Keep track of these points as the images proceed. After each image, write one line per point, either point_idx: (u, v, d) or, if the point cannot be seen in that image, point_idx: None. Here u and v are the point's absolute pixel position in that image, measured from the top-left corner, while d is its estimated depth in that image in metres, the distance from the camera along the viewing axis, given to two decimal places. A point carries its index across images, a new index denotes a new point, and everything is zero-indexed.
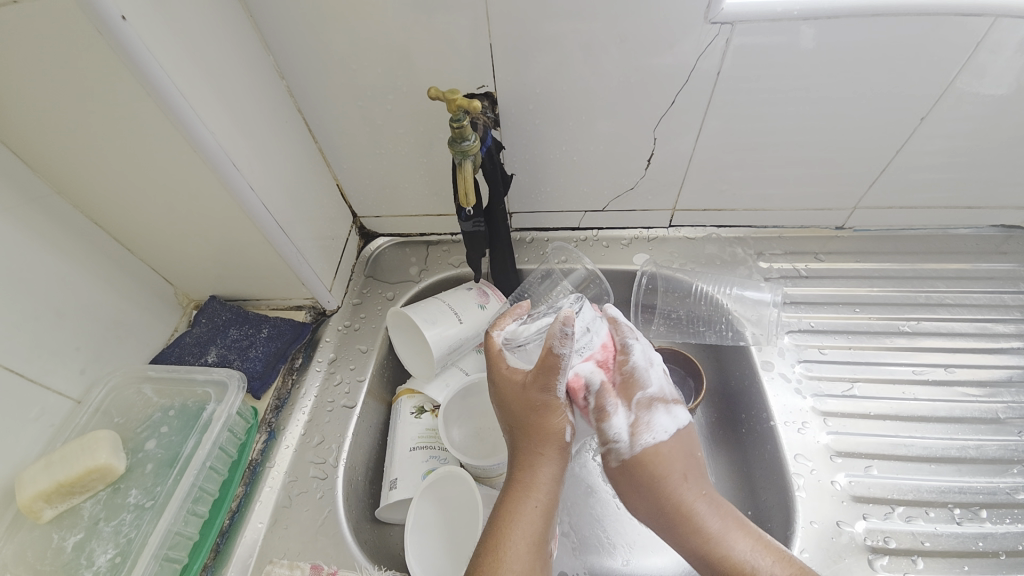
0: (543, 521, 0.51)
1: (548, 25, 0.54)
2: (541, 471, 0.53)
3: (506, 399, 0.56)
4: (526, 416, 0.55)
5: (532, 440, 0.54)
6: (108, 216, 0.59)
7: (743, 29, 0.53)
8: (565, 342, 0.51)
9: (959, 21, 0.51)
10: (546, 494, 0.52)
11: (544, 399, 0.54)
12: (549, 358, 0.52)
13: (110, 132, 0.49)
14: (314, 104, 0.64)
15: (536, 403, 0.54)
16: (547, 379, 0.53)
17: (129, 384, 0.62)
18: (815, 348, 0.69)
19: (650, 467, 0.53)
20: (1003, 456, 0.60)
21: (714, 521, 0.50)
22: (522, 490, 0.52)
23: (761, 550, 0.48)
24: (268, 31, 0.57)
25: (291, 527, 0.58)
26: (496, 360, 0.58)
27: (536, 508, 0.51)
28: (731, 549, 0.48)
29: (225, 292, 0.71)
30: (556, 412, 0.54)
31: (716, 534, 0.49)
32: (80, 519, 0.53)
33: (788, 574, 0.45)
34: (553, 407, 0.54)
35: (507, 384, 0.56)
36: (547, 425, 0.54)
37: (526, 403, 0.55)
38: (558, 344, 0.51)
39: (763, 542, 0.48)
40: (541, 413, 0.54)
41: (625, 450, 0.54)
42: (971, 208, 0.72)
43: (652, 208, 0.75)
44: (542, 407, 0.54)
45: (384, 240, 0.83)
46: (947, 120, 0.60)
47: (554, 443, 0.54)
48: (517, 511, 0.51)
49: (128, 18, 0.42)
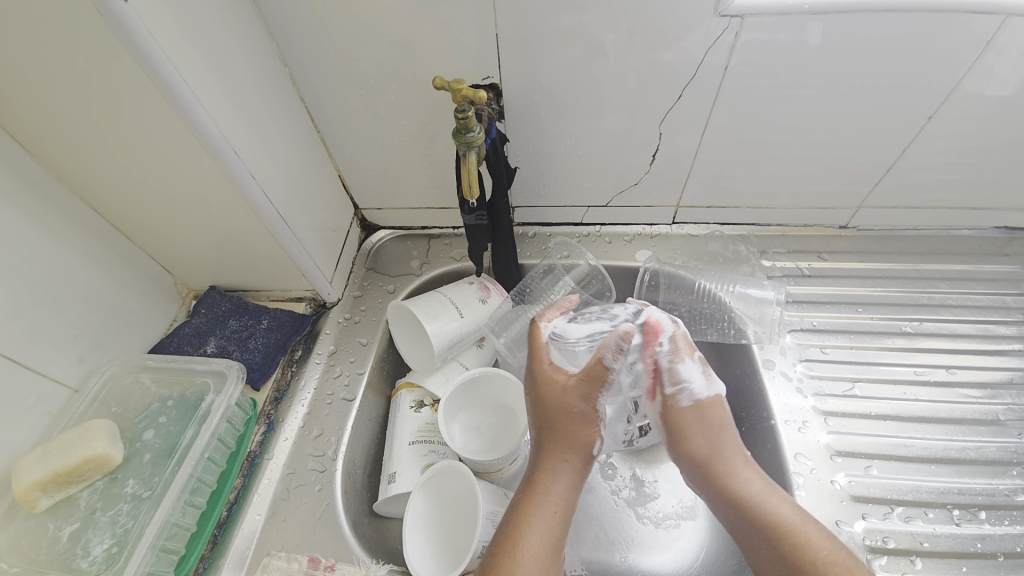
0: (560, 523, 0.52)
1: (555, 16, 0.53)
2: (562, 475, 0.54)
3: (542, 396, 0.57)
4: (557, 418, 0.56)
5: (558, 444, 0.56)
6: (108, 203, 0.58)
7: (752, 23, 0.52)
8: (617, 356, 0.54)
9: (971, 17, 0.51)
10: (564, 500, 0.53)
11: (582, 408, 0.55)
12: (598, 367, 0.54)
13: (112, 118, 0.48)
14: (317, 93, 0.63)
15: (574, 410, 0.55)
16: (590, 389, 0.55)
17: (127, 374, 0.61)
18: (816, 347, 0.69)
19: (713, 415, 0.57)
20: (1002, 458, 0.60)
21: (757, 483, 0.54)
22: (540, 491, 0.53)
23: (798, 512, 0.51)
24: (270, 17, 0.56)
25: (289, 519, 0.57)
26: (538, 351, 0.59)
27: (553, 512, 0.52)
28: (774, 508, 0.51)
29: (225, 282, 0.71)
30: (590, 423, 0.56)
31: (760, 492, 0.53)
32: (77, 508, 0.53)
33: (824, 536, 0.49)
34: (587, 418, 0.56)
35: (545, 383, 0.57)
36: (577, 433, 0.56)
37: (562, 407, 0.56)
38: (611, 356, 0.54)
39: (799, 508, 0.52)
40: (576, 420, 0.55)
41: (699, 391, 0.57)
42: (976, 208, 0.71)
43: (656, 204, 0.75)
44: (577, 414, 0.55)
45: (385, 232, 0.82)
46: (955, 119, 0.60)
47: (578, 451, 0.56)
48: (535, 512, 0.52)
49: (130, 0, 0.41)
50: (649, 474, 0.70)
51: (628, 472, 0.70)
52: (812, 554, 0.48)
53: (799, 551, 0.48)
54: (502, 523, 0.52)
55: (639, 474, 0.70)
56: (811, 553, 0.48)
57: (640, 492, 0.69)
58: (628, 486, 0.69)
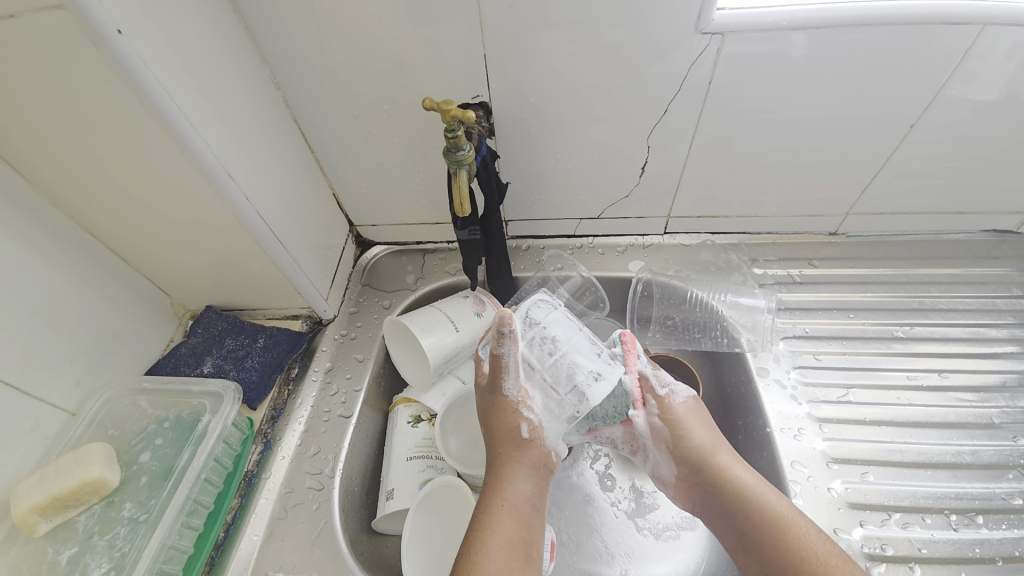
0: (513, 518, 0.51)
1: (540, 35, 0.54)
2: (508, 471, 0.55)
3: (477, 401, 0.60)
4: (486, 417, 0.58)
5: (493, 441, 0.56)
6: (105, 228, 0.59)
7: (734, 39, 0.53)
8: (501, 340, 0.53)
9: (946, 29, 0.52)
10: (514, 496, 0.53)
11: (496, 400, 0.57)
12: (495, 357, 0.55)
13: (108, 145, 0.49)
14: (310, 115, 0.64)
15: (493, 404, 0.57)
16: (497, 379, 0.56)
17: (124, 397, 0.62)
18: (810, 354, 0.69)
19: (697, 409, 0.61)
20: (998, 461, 0.61)
21: (751, 477, 0.55)
22: (492, 492, 0.53)
23: (790, 505, 0.52)
24: (263, 42, 0.57)
25: (286, 539, 0.57)
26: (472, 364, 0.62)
27: (506, 509, 0.52)
28: (769, 500, 0.52)
29: (221, 302, 0.71)
30: (510, 410, 0.56)
31: (757, 485, 0.54)
32: (74, 533, 0.52)
33: (815, 528, 0.50)
34: (504, 406, 0.56)
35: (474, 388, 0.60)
36: (507, 426, 0.56)
37: (486, 404, 0.58)
38: (496, 344, 0.54)
39: (792, 503, 0.53)
40: (497, 414, 0.57)
41: (682, 390, 0.61)
42: (963, 213, 0.72)
43: (647, 215, 0.75)
44: (495, 406, 0.57)
45: (380, 248, 0.83)
46: (936, 125, 0.61)
47: (512, 443, 0.56)
48: (489, 514, 0.51)
49: (124, 32, 0.42)
50: (649, 485, 0.70)
51: (626, 483, 0.70)
52: (807, 543, 0.49)
53: (798, 542, 0.49)
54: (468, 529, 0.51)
55: (638, 485, 0.70)
56: (808, 545, 0.49)
57: (640, 503, 0.69)
58: (627, 497, 0.69)
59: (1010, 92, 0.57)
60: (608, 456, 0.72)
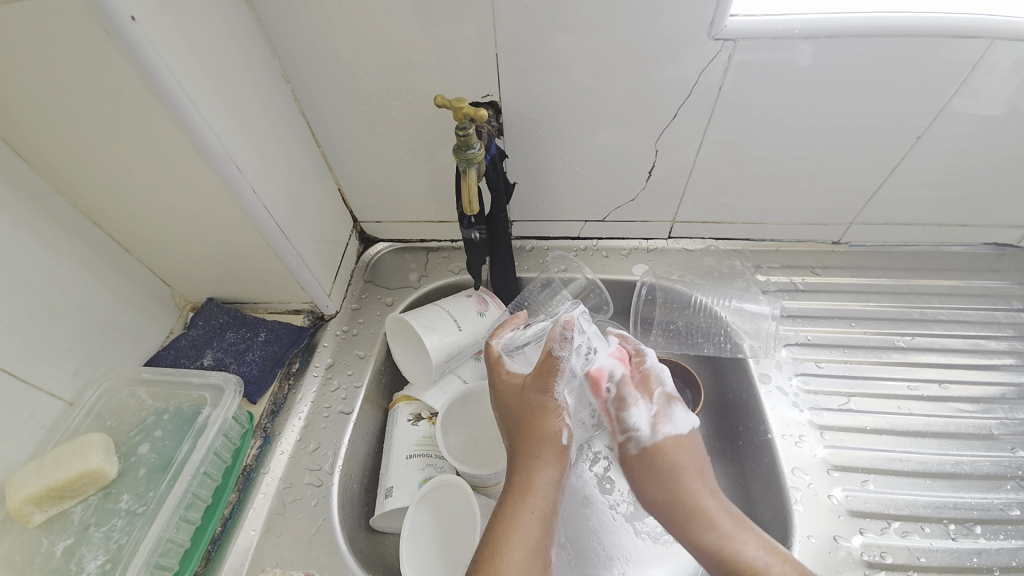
0: (539, 525, 0.51)
1: (553, 36, 0.54)
2: (541, 475, 0.54)
3: (508, 401, 0.58)
4: (522, 418, 0.56)
5: (528, 443, 0.55)
6: (109, 216, 0.59)
7: (745, 46, 0.54)
8: (564, 344, 0.55)
9: (955, 41, 0.52)
10: (546, 500, 0.52)
11: (540, 400, 0.56)
12: (548, 360, 0.55)
13: (116, 133, 0.49)
14: (319, 109, 0.64)
15: (532, 404, 0.56)
16: (546, 380, 0.56)
17: (123, 387, 0.61)
18: (812, 361, 0.69)
19: (663, 457, 0.55)
20: (996, 472, 0.61)
21: (724, 520, 0.51)
22: (520, 496, 0.52)
23: (770, 551, 0.48)
24: (274, 35, 0.57)
25: (284, 535, 0.57)
26: (496, 365, 0.60)
27: (532, 514, 0.51)
28: (740, 549, 0.49)
29: (223, 294, 0.71)
30: (553, 414, 0.55)
31: (724, 535, 0.50)
32: (70, 524, 0.52)
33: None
34: (548, 409, 0.55)
35: (506, 387, 0.59)
36: (543, 428, 0.55)
37: (524, 404, 0.56)
38: (558, 346, 0.55)
39: (770, 544, 0.49)
40: (536, 415, 0.55)
41: (646, 437, 0.56)
42: (965, 225, 0.73)
43: (652, 219, 0.76)
44: (535, 407, 0.55)
45: (384, 245, 0.83)
46: (942, 137, 0.61)
47: (550, 446, 0.55)
48: (516, 518, 0.50)
49: (138, 19, 0.42)
50: None
51: (625, 486, 0.70)
52: None
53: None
54: (487, 531, 0.50)
55: None
56: None
57: (638, 506, 0.68)
58: (626, 500, 0.69)
59: (1016, 106, 0.58)
60: (608, 458, 0.72)
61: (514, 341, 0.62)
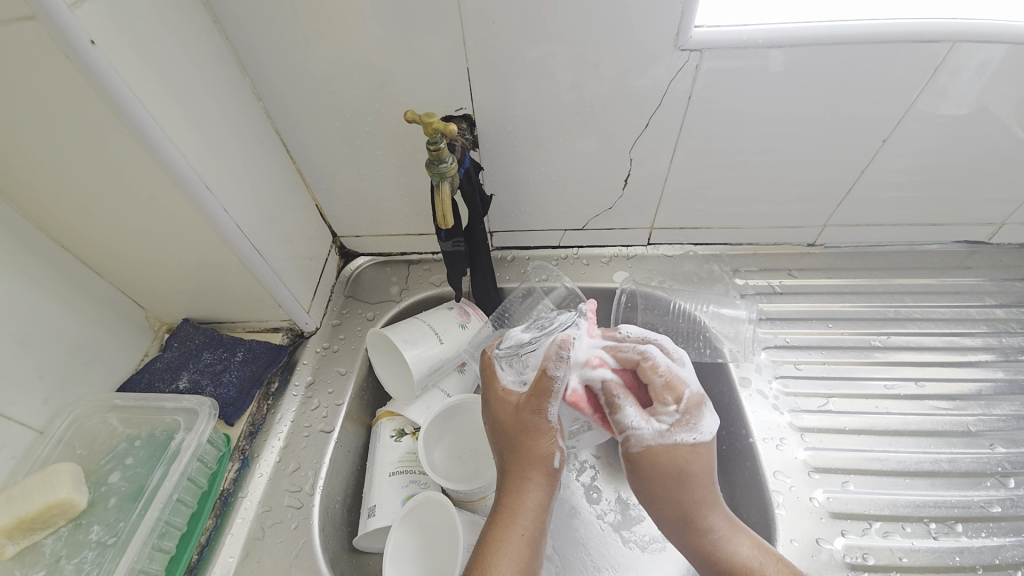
0: (529, 546, 0.51)
1: (523, 48, 0.55)
2: (528, 496, 0.54)
3: (502, 419, 0.57)
4: (516, 438, 0.56)
5: (521, 463, 0.55)
6: (75, 235, 0.57)
7: (711, 55, 0.54)
8: (559, 364, 0.54)
9: (916, 47, 0.54)
10: (533, 521, 0.53)
11: (535, 421, 0.55)
12: (543, 380, 0.55)
13: (79, 153, 0.48)
14: (292, 125, 0.64)
15: (528, 425, 0.55)
16: (540, 402, 0.55)
17: (94, 414, 0.60)
18: (791, 364, 0.70)
19: (665, 462, 0.52)
20: (977, 468, 0.62)
21: (720, 525, 0.52)
22: (509, 516, 0.53)
23: (762, 551, 0.51)
24: (244, 53, 0.57)
25: (264, 560, 0.56)
26: (491, 378, 0.60)
27: (521, 535, 0.52)
28: (734, 549, 0.51)
29: (199, 315, 0.70)
30: (546, 435, 0.56)
31: (721, 535, 0.51)
32: (41, 556, 0.50)
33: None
34: (542, 430, 0.55)
35: (499, 404, 0.58)
36: (536, 448, 0.55)
37: (520, 425, 0.56)
38: (553, 365, 0.54)
39: (761, 546, 0.51)
40: (532, 435, 0.55)
41: (648, 436, 0.53)
42: (935, 225, 0.74)
43: (630, 227, 0.76)
44: (532, 428, 0.55)
45: (365, 259, 0.82)
46: (910, 139, 0.63)
47: (541, 468, 0.55)
48: (504, 539, 0.51)
49: (98, 43, 0.41)
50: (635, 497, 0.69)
51: (613, 494, 0.70)
52: None
53: None
54: (473, 555, 0.51)
55: (624, 496, 0.70)
56: None
57: (626, 515, 0.68)
58: (613, 509, 0.69)
59: (981, 105, 0.59)
60: (594, 467, 0.72)
61: (502, 345, 0.60)
